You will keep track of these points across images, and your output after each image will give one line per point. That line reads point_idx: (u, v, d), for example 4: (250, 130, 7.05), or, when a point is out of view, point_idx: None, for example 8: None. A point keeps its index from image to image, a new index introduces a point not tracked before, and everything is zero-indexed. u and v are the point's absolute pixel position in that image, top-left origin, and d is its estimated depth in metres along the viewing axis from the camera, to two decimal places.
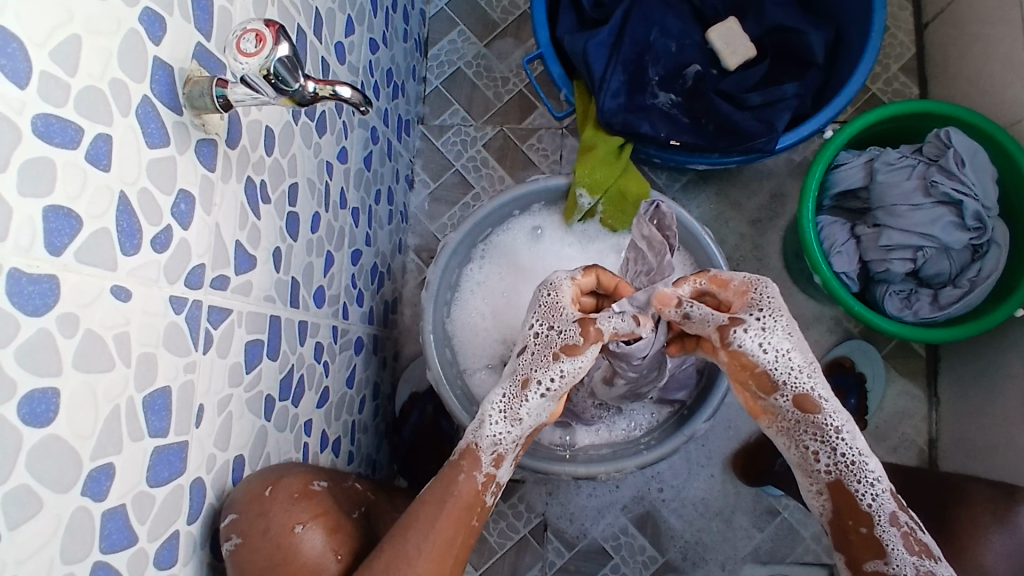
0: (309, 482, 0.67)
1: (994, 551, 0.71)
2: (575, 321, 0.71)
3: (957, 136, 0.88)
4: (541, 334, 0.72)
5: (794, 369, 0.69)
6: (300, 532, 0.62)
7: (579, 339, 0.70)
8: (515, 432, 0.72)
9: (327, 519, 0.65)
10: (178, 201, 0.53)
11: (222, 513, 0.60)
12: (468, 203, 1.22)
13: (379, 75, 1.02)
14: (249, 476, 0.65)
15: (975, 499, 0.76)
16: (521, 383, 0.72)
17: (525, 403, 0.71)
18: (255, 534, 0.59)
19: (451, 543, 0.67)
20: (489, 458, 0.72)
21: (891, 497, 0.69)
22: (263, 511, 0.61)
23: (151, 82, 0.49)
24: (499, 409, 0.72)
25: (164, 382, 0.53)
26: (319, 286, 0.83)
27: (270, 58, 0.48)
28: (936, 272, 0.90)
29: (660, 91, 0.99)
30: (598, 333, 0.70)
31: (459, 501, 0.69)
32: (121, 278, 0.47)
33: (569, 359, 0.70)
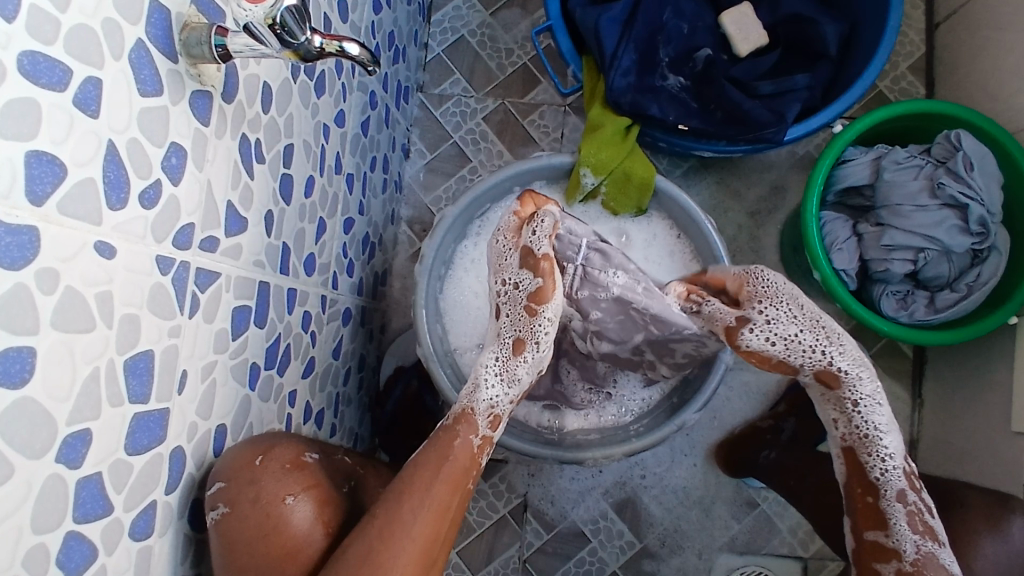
0: (301, 453, 0.65)
1: (985, 556, 0.72)
2: (521, 265, 0.77)
3: (968, 140, 0.87)
4: (506, 292, 0.77)
5: (807, 351, 0.72)
6: (290, 503, 0.60)
7: (539, 284, 0.75)
8: (511, 394, 0.75)
9: (319, 490, 0.63)
10: (169, 154, 0.50)
11: (209, 481, 0.59)
12: (465, 177, 1.19)
13: (381, 37, 0.98)
14: (233, 446, 0.63)
15: (971, 505, 0.76)
16: (511, 347, 0.76)
17: (518, 365, 0.75)
18: (243, 502, 0.58)
19: (448, 507, 0.65)
20: (485, 421, 0.73)
21: (904, 475, 0.70)
22: (253, 479, 0.60)
23: (147, 25, 0.46)
24: (495, 372, 0.75)
25: (147, 345, 0.50)
26: (310, 254, 0.80)
27: (276, 7, 0.45)
28: (934, 275, 0.89)
29: (669, 73, 0.96)
30: (547, 265, 0.75)
31: (455, 463, 0.68)
32: (106, 234, 0.45)
33: (542, 308, 0.75)
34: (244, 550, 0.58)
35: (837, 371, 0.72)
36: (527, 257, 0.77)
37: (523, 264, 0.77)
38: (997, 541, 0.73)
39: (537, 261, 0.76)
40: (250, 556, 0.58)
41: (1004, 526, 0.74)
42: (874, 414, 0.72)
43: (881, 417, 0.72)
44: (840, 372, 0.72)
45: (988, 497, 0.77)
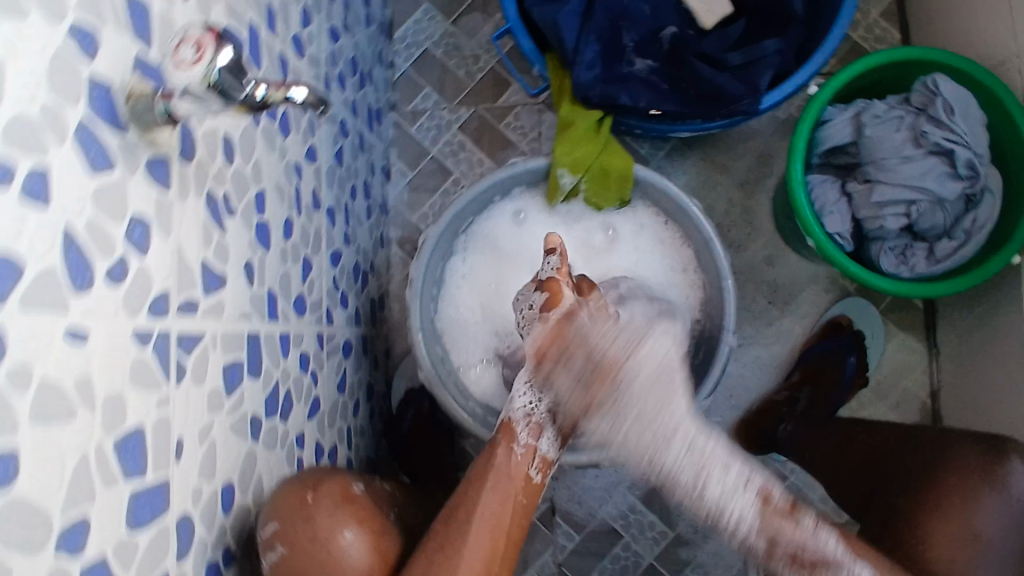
0: (348, 487, 0.72)
1: (987, 516, 0.69)
2: (538, 286, 0.84)
3: (945, 84, 0.85)
4: (525, 317, 0.85)
5: (641, 369, 0.81)
6: (346, 537, 0.66)
7: (545, 296, 0.82)
8: (544, 403, 0.82)
9: (370, 521, 0.70)
10: (132, 227, 0.50)
11: (265, 525, 0.64)
12: (449, 190, 1.18)
13: (343, 65, 0.98)
14: (287, 487, 0.69)
15: (961, 460, 0.73)
16: (534, 360, 0.83)
17: (544, 374, 0.82)
18: (301, 541, 0.64)
19: (501, 518, 0.74)
20: (526, 431, 0.81)
21: (754, 495, 0.79)
22: (308, 517, 0.66)
23: (89, 102, 0.46)
24: (526, 386, 0.83)
25: (136, 421, 0.51)
26: (299, 294, 0.80)
27: (212, 67, 0.43)
28: (929, 225, 0.87)
29: (636, 57, 0.94)
30: (554, 284, 0.82)
31: (500, 475, 0.77)
32: (76, 320, 0.45)
33: (551, 312, 0.81)
34: None
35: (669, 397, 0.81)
36: (541, 284, 0.85)
37: (537, 285, 0.84)
38: (1001, 498, 0.69)
39: (547, 279, 0.84)
40: None
41: (1000, 477, 0.70)
42: (681, 463, 0.79)
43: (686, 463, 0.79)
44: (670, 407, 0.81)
45: (981, 446, 0.74)
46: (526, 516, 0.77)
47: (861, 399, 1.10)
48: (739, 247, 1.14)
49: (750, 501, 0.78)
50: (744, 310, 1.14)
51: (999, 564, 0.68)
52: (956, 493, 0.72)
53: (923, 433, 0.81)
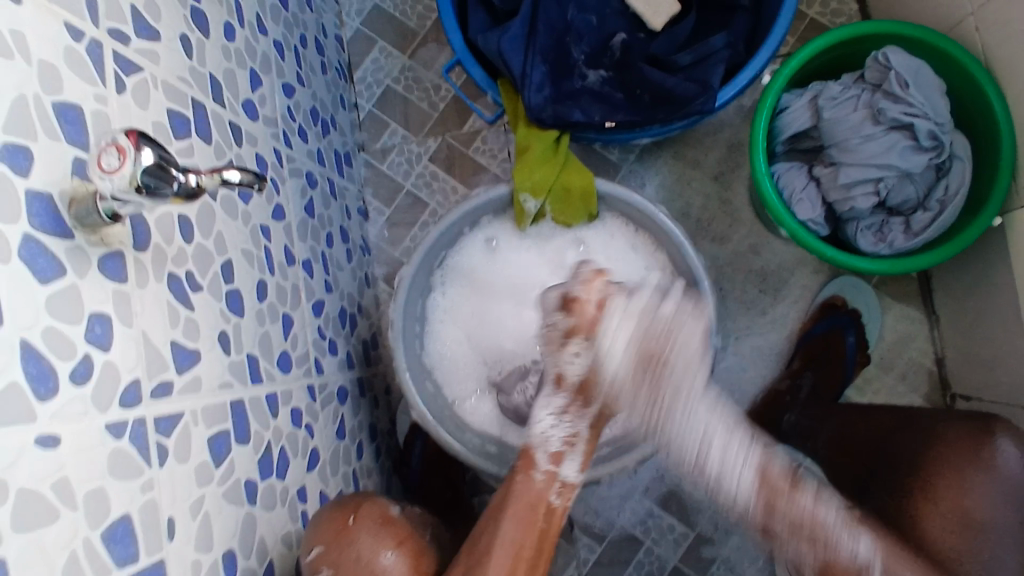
0: (387, 508, 0.74)
1: (979, 495, 0.72)
2: (562, 308, 0.75)
3: (896, 56, 0.87)
4: (546, 330, 0.77)
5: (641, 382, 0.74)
6: (389, 557, 0.69)
7: (574, 322, 0.74)
8: (563, 429, 0.76)
9: (409, 542, 0.71)
10: (92, 324, 0.52)
11: (310, 549, 0.68)
12: (427, 221, 1.19)
13: (303, 118, 0.99)
14: (331, 512, 0.72)
15: (952, 442, 0.75)
16: (555, 382, 0.76)
17: (563, 399, 0.75)
18: (346, 563, 0.67)
19: (523, 545, 0.71)
20: (547, 459, 0.75)
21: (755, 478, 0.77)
22: (351, 540, 0.69)
23: (30, 216, 0.47)
24: (552, 412, 0.76)
25: (121, 510, 0.52)
26: (282, 352, 0.81)
27: (135, 169, 0.46)
28: (902, 199, 0.89)
29: (588, 70, 0.95)
30: (581, 308, 0.73)
31: (521, 501, 0.73)
32: (45, 425, 0.46)
33: (574, 340, 0.74)
34: None
35: (659, 359, 0.73)
36: (564, 302, 0.75)
37: (558, 305, 0.76)
38: (990, 477, 0.71)
39: (572, 302, 0.75)
40: None
41: (988, 459, 0.72)
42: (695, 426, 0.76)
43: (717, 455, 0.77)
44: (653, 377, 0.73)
45: (967, 428, 0.75)
46: (549, 541, 0.73)
47: (867, 375, 1.09)
48: (722, 239, 1.13)
49: (749, 467, 0.77)
50: (736, 301, 1.13)
51: (1001, 543, 0.70)
52: (947, 474, 0.74)
53: (910, 418, 0.83)
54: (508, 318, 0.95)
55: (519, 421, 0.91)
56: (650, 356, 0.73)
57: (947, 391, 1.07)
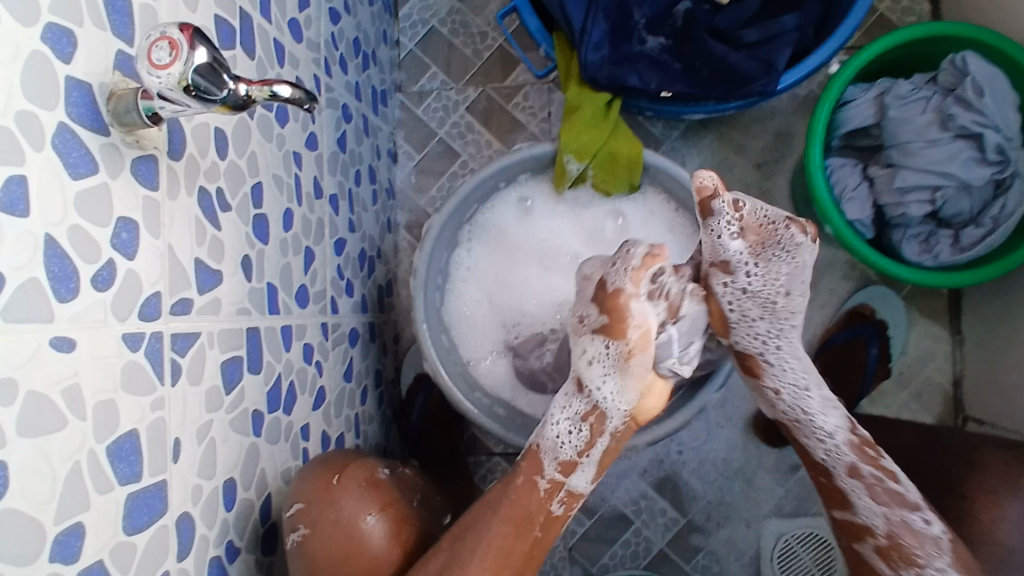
0: (375, 471, 0.71)
1: (1008, 521, 0.69)
2: (603, 304, 0.68)
3: (975, 62, 0.84)
4: (584, 322, 0.70)
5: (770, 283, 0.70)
6: (368, 522, 0.67)
7: (611, 320, 0.66)
8: (573, 442, 0.71)
9: (392, 508, 0.69)
10: (118, 230, 0.49)
11: (289, 504, 0.66)
12: (457, 173, 1.16)
13: (345, 47, 0.95)
14: (317, 467, 0.70)
15: (992, 470, 0.72)
16: (576, 385, 0.71)
17: (578, 403, 0.71)
18: (323, 524, 0.65)
19: (512, 549, 0.68)
20: (553, 465, 0.71)
21: (850, 450, 0.72)
22: (332, 500, 0.66)
23: (68, 104, 0.44)
24: (563, 412, 0.72)
25: (130, 425, 0.50)
26: (300, 286, 0.79)
27: (189, 65, 0.43)
28: (956, 211, 0.87)
29: (648, 35, 0.90)
30: (625, 308, 0.65)
31: (516, 506, 0.70)
32: (62, 328, 0.44)
33: (625, 341, 0.66)
34: (327, 565, 0.65)
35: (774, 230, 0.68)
36: (602, 293, 0.68)
37: (596, 298, 0.69)
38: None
39: (614, 300, 0.67)
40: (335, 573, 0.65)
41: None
42: (785, 375, 0.73)
43: (812, 403, 0.73)
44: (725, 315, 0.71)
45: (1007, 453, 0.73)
46: (541, 547, 0.71)
47: (883, 387, 1.08)
48: None
49: (842, 418, 0.73)
50: None
51: None
52: (981, 498, 0.71)
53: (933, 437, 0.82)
54: (532, 281, 0.93)
55: (533, 387, 0.90)
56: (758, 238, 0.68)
57: (960, 414, 1.06)
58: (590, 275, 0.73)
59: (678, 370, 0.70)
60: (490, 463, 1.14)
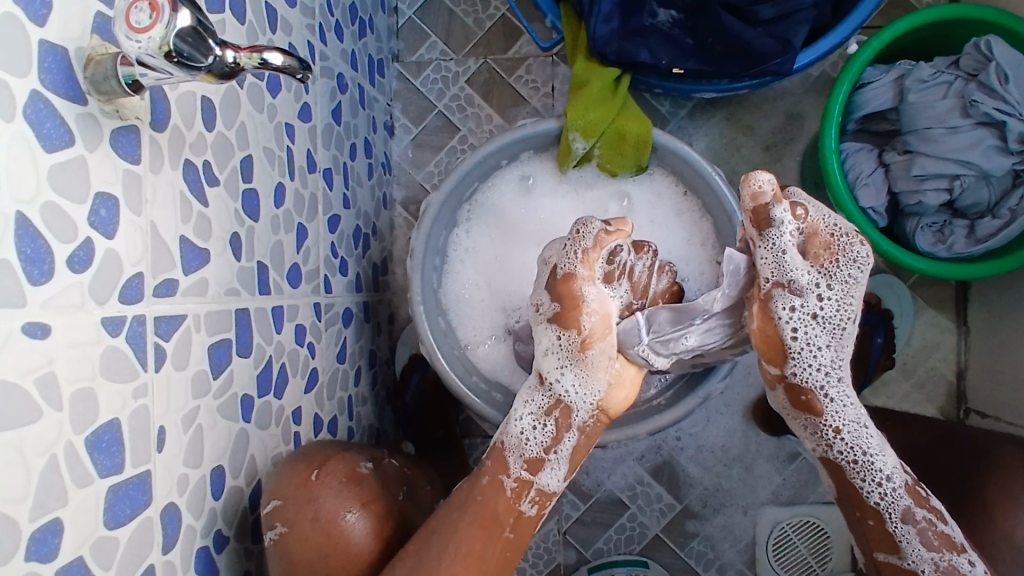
0: (356, 465, 0.69)
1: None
2: (556, 289, 0.67)
3: (1000, 46, 0.81)
4: (538, 307, 0.69)
5: (841, 305, 0.62)
6: (349, 519, 0.65)
7: (562, 304, 0.66)
8: (540, 437, 0.68)
9: (374, 504, 0.67)
10: (97, 206, 0.45)
11: (266, 500, 0.63)
12: (456, 148, 1.12)
13: (341, 13, 0.90)
14: (293, 459, 0.67)
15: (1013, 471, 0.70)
16: (538, 381, 0.69)
17: (540, 398, 0.69)
18: (301, 522, 0.63)
19: (483, 552, 0.65)
20: (519, 463, 0.68)
21: (906, 493, 0.65)
22: (311, 498, 0.64)
23: (41, 70, 0.40)
24: (530, 408, 0.69)
25: (110, 415, 0.47)
26: (292, 265, 0.75)
27: (169, 30, 0.40)
28: (973, 202, 0.85)
29: (659, 7, 0.86)
30: (577, 288, 0.66)
31: (484, 506, 0.67)
32: (35, 314, 0.40)
33: (581, 324, 0.66)
34: (304, 564, 0.63)
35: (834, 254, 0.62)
36: (554, 283, 0.67)
37: (547, 285, 0.69)
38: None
39: (564, 284, 0.67)
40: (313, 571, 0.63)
41: None
42: (844, 412, 0.65)
43: (872, 441, 0.66)
44: (789, 342, 0.62)
45: None
46: (512, 551, 0.67)
47: (885, 377, 1.06)
48: None
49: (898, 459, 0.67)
50: None
51: None
52: (999, 500, 0.70)
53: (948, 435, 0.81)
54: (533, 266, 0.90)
55: (530, 371, 0.87)
56: (822, 255, 0.61)
57: (961, 405, 1.05)
58: (547, 259, 0.70)
59: (650, 357, 0.69)
60: (485, 445, 1.12)
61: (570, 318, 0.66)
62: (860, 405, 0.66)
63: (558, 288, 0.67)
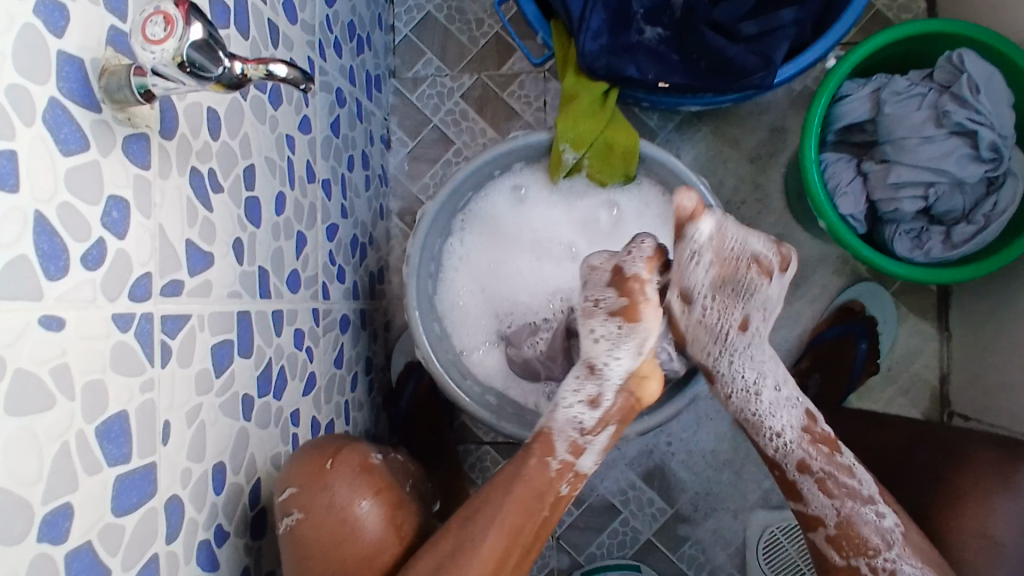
0: (368, 456, 0.70)
1: (1000, 518, 0.70)
2: (612, 285, 0.74)
3: (971, 61, 0.85)
4: (586, 304, 0.75)
5: (715, 306, 0.73)
6: (362, 507, 0.66)
7: (626, 299, 0.72)
8: (592, 416, 0.73)
9: (386, 493, 0.69)
10: (109, 208, 0.48)
11: (281, 489, 0.66)
12: (450, 160, 1.15)
13: (340, 30, 0.94)
14: (309, 451, 0.70)
15: (979, 463, 0.74)
16: (586, 368, 0.74)
17: (594, 384, 0.73)
18: (314, 508, 0.65)
19: (521, 530, 0.68)
20: (564, 446, 0.72)
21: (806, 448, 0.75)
22: (324, 485, 0.66)
23: (59, 78, 0.43)
24: (574, 390, 0.74)
25: (118, 407, 0.49)
26: (291, 271, 0.78)
27: (183, 42, 0.42)
28: (948, 208, 0.88)
29: (645, 26, 0.91)
30: (638, 285, 0.72)
31: (528, 486, 0.70)
32: (50, 307, 0.43)
33: (637, 319, 0.72)
34: (318, 551, 0.64)
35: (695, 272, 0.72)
36: (617, 277, 0.74)
37: (610, 281, 0.74)
38: (1015, 504, 0.70)
39: (626, 279, 0.73)
40: (326, 561, 0.64)
41: (1017, 483, 0.71)
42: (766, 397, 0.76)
43: (764, 404, 0.76)
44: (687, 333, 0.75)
45: (999, 450, 0.74)
46: (548, 529, 0.70)
47: (870, 382, 1.09)
48: (749, 224, 1.11)
49: (796, 418, 0.76)
50: None
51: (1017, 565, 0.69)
52: (973, 495, 0.72)
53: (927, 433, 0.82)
54: (524, 273, 0.93)
55: (525, 376, 0.89)
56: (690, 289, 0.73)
57: (945, 409, 1.08)
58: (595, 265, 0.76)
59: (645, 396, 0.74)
60: (479, 451, 1.14)
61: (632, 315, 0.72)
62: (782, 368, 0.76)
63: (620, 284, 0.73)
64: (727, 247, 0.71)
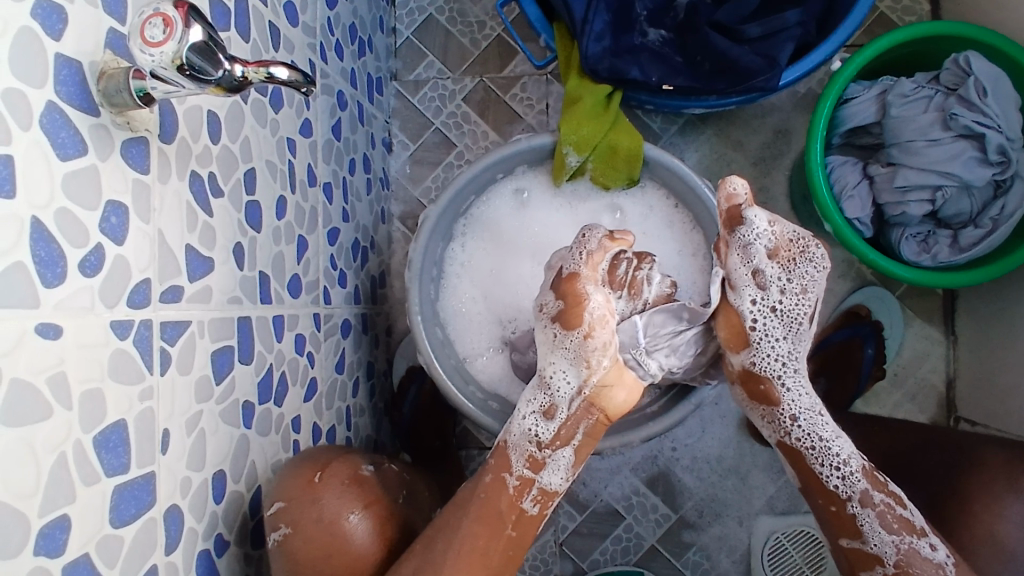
0: (357, 468, 0.70)
1: (1009, 521, 0.69)
2: (557, 288, 0.70)
3: (977, 62, 0.84)
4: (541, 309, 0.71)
5: (771, 335, 0.71)
6: (351, 520, 0.66)
7: (566, 303, 0.68)
8: (548, 428, 0.71)
9: (373, 505, 0.68)
10: (107, 214, 0.47)
11: (268, 502, 0.64)
12: (452, 163, 1.15)
13: (341, 33, 0.93)
14: (297, 463, 0.68)
15: (990, 466, 0.72)
16: (539, 380, 0.71)
17: (550, 395, 0.70)
18: (304, 523, 0.63)
19: (486, 551, 0.68)
20: (521, 461, 0.71)
21: (863, 476, 0.70)
22: (315, 498, 0.65)
23: (56, 83, 0.42)
24: (532, 404, 0.71)
25: (117, 416, 0.48)
26: (293, 275, 0.77)
27: (181, 44, 0.41)
28: (955, 212, 0.87)
29: (648, 28, 0.91)
30: (579, 287, 0.68)
31: (488, 505, 0.69)
32: (48, 315, 0.42)
33: (583, 327, 0.67)
34: (307, 564, 0.63)
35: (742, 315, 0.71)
36: (559, 279, 0.70)
37: (552, 285, 0.71)
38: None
39: (568, 283, 0.69)
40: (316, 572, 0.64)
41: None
42: (799, 400, 0.72)
43: (825, 429, 0.72)
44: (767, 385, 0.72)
45: (1009, 453, 0.72)
46: (516, 547, 0.70)
47: (877, 388, 1.08)
48: None
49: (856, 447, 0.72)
50: None
51: None
52: (983, 498, 0.71)
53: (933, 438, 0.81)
54: (528, 277, 0.92)
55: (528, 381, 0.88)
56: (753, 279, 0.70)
57: (952, 414, 1.06)
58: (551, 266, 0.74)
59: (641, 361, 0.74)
60: (481, 457, 1.13)
61: (574, 319, 0.67)
62: (815, 395, 0.73)
63: (561, 284, 0.69)
64: (786, 232, 0.70)
